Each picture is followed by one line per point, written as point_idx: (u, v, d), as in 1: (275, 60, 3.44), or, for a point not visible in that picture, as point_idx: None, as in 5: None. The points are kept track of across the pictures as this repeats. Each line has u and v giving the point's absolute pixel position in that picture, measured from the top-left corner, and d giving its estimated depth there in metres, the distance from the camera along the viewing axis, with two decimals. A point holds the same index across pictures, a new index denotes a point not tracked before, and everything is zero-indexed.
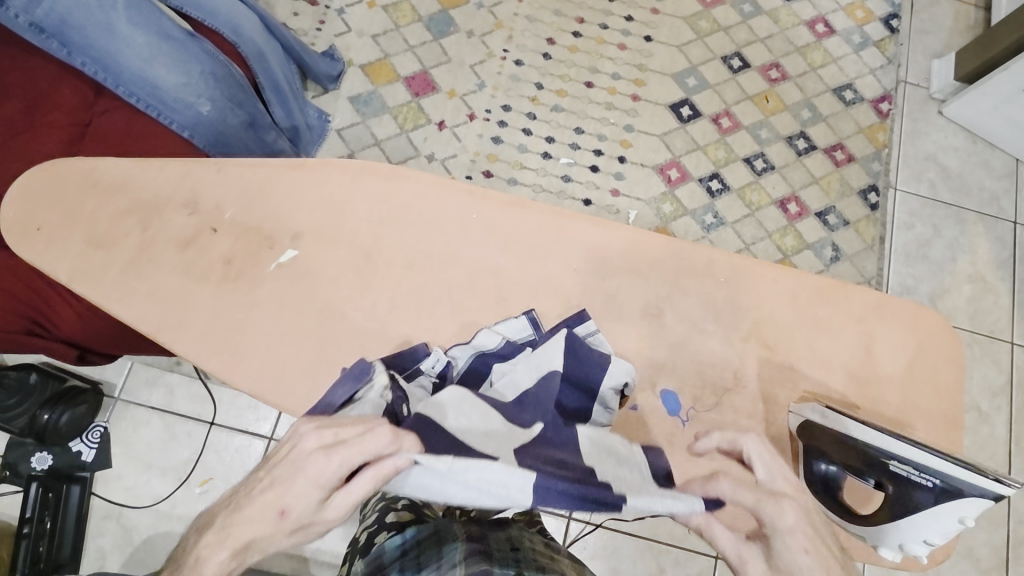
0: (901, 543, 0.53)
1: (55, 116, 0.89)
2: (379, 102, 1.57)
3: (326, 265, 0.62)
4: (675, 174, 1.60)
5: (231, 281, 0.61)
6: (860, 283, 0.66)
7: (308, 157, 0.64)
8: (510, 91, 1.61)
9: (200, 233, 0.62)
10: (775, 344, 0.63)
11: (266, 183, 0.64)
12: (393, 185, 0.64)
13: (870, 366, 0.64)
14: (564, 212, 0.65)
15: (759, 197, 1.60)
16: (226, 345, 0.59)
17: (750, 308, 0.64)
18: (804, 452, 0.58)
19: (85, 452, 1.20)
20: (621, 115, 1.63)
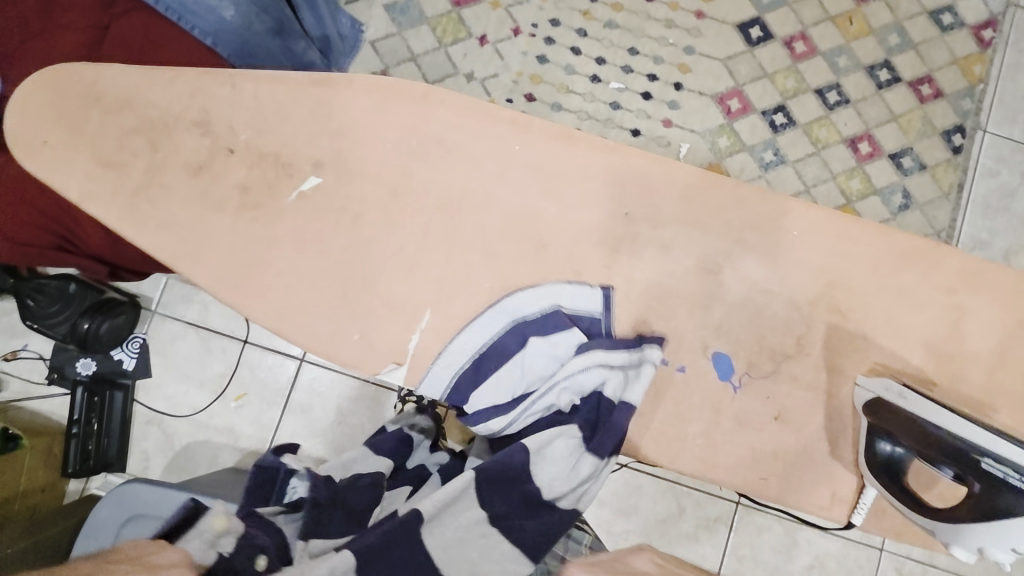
0: (980, 546, 0.46)
1: (72, 16, 0.78)
2: (416, 11, 1.44)
3: (351, 199, 0.55)
4: (735, 105, 1.45)
5: (249, 210, 0.55)
6: (958, 248, 0.57)
7: (334, 72, 0.56)
8: (560, 2, 1.46)
9: (214, 157, 0.55)
10: (848, 310, 0.56)
11: (286, 103, 0.56)
12: (428, 110, 0.56)
13: (954, 340, 0.56)
14: (622, 148, 0.56)
15: (827, 134, 1.45)
16: (246, 281, 0.55)
17: (825, 268, 0.56)
18: (868, 430, 0.53)
19: (126, 361, 1.24)
20: (682, 35, 1.46)
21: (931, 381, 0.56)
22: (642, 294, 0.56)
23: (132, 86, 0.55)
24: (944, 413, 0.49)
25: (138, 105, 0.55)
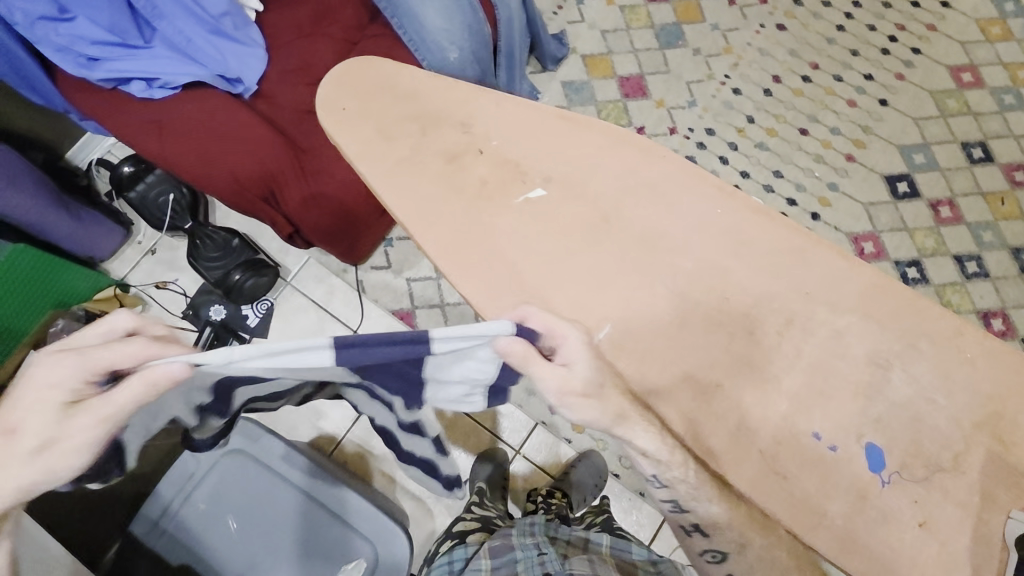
0: None
1: (333, 30, 1.13)
2: (589, 93, 1.61)
3: (566, 213, 0.65)
4: (868, 248, 1.48)
5: (482, 200, 0.65)
6: None
7: (578, 113, 0.69)
8: (720, 116, 1.59)
9: (467, 152, 0.67)
10: (1012, 443, 0.56)
11: (535, 127, 0.68)
12: (646, 160, 0.67)
13: None
14: (811, 235, 0.63)
15: (960, 300, 1.44)
16: (460, 255, 0.64)
17: (993, 395, 0.58)
18: (1019, 561, 0.52)
19: (251, 318, 1.29)
20: (828, 171, 1.54)
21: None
22: (808, 366, 0.59)
23: (426, 85, 0.70)
24: None
25: (426, 100, 0.70)
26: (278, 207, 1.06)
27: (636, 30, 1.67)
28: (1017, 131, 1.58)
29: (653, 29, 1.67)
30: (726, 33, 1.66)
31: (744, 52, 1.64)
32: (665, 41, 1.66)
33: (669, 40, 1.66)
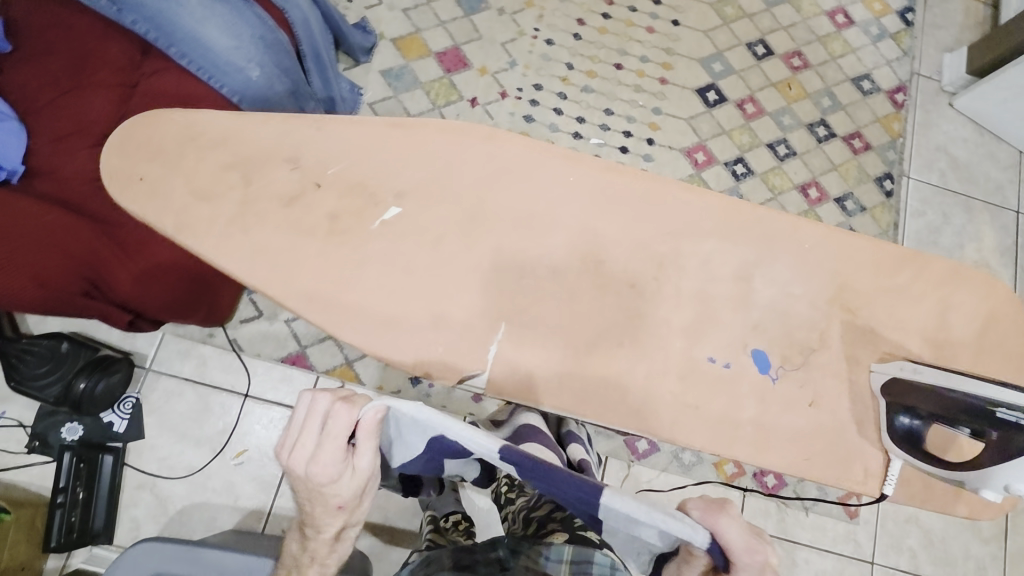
0: (1004, 484, 0.54)
1: (102, 75, 0.94)
2: (410, 77, 1.56)
3: (428, 224, 0.62)
4: (701, 158, 1.63)
5: (338, 236, 0.61)
6: (937, 253, 0.69)
7: (408, 116, 0.65)
8: (541, 70, 1.62)
9: (305, 190, 0.61)
10: (857, 308, 0.66)
11: (363, 143, 0.63)
12: (493, 147, 0.65)
13: (944, 330, 0.67)
14: (658, 178, 0.67)
15: (782, 181, 1.65)
16: (332, 303, 0.59)
17: (835, 273, 0.67)
18: (887, 408, 0.61)
19: (116, 422, 1.22)
20: (649, 98, 1.65)
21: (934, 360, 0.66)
22: (689, 300, 0.64)
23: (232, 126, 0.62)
24: (939, 372, 0.58)
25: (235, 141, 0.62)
26: (107, 298, 0.91)
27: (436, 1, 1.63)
28: (785, 23, 1.79)
29: None
30: None
31: (544, 2, 1.68)
32: (468, 7, 1.64)
33: (472, 5, 1.64)
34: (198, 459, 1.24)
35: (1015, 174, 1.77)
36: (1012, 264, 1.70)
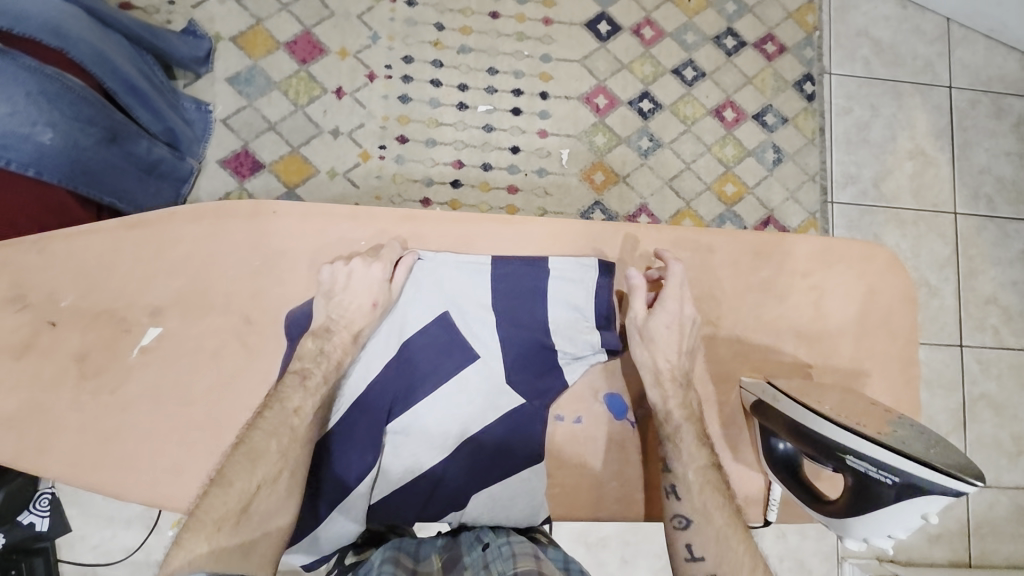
0: (866, 535, 0.65)
1: None
2: (263, 79, 1.38)
3: (186, 332, 0.70)
4: (603, 102, 1.49)
5: (89, 377, 0.69)
6: (801, 236, 0.75)
7: (139, 215, 0.71)
8: (408, 38, 1.44)
9: (39, 331, 0.69)
10: (718, 319, 0.74)
11: (102, 260, 0.70)
12: (253, 227, 0.71)
13: (820, 321, 0.74)
14: (467, 219, 0.72)
15: (694, 109, 1.52)
16: (97, 438, 0.68)
17: (691, 284, 0.73)
18: (763, 433, 0.71)
19: (38, 522, 1.18)
20: (535, 45, 1.48)
21: (760, 337, 0.74)
22: None
23: (32, 267, 0.69)
24: (807, 414, 0.64)
25: (42, 284, 0.70)
26: None
27: None
28: None
29: None
30: None
31: None
32: None
33: None
34: (133, 538, 1.21)
35: (944, 45, 1.63)
36: (948, 146, 1.60)
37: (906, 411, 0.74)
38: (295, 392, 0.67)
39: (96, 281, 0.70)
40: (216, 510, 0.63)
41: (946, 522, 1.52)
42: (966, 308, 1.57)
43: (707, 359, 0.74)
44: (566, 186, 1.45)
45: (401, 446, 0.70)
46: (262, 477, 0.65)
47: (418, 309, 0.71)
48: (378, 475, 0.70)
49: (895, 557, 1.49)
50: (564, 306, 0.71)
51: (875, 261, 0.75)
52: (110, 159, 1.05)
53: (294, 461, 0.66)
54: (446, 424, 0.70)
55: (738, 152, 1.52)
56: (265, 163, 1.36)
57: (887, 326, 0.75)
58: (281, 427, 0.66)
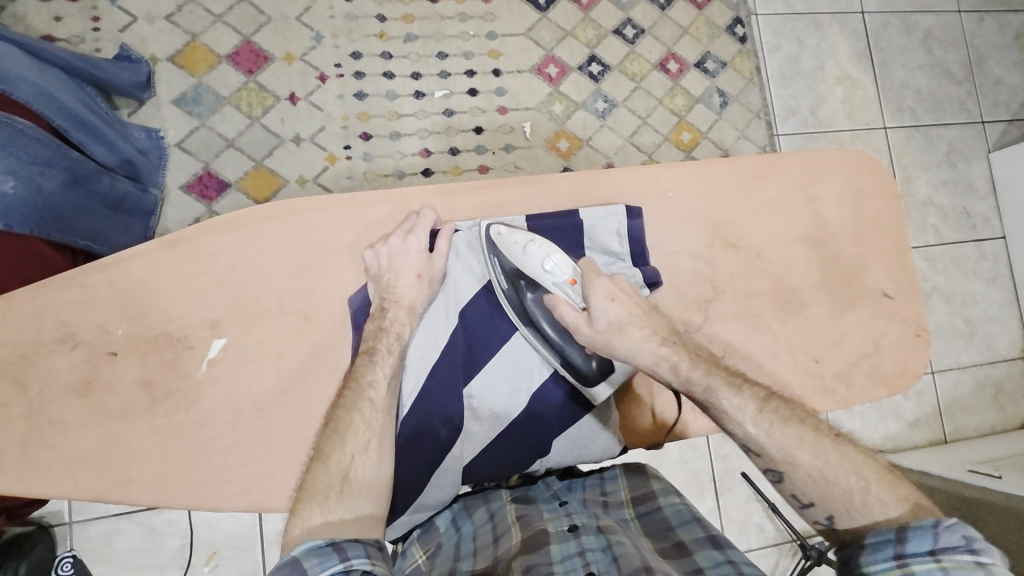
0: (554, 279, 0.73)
1: None
2: (210, 96, 1.34)
3: (248, 341, 0.73)
4: (554, 71, 1.53)
5: (161, 401, 0.72)
6: (791, 152, 0.82)
7: (177, 233, 0.73)
8: (353, 34, 1.42)
9: (101, 360, 0.72)
10: (737, 240, 0.79)
11: (151, 281, 0.73)
12: (294, 226, 0.74)
13: (822, 227, 0.82)
14: (495, 184, 0.77)
15: (640, 66, 1.58)
16: (179, 454, 0.71)
17: (707, 213, 0.79)
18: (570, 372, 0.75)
19: None
20: (480, 24, 1.49)
21: (774, 250, 0.80)
22: None
23: (73, 303, 0.72)
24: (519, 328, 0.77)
25: (88, 318, 0.72)
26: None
27: None
28: None
29: None
30: None
31: None
32: None
33: None
34: None
35: None
36: (870, 67, 1.73)
37: (909, 293, 0.82)
38: (366, 365, 0.70)
39: (147, 305, 0.73)
40: (320, 483, 0.62)
41: (921, 407, 1.68)
42: (909, 213, 1.72)
43: (735, 278, 0.79)
44: (534, 157, 1.49)
45: (479, 406, 0.75)
46: (356, 448, 0.65)
47: (463, 279, 0.78)
48: (466, 439, 0.75)
49: (884, 447, 1.65)
50: (601, 250, 0.77)
51: (860, 164, 0.82)
52: (74, 202, 1.00)
53: (381, 431, 0.68)
54: (512, 376, 0.76)
55: (688, 101, 1.59)
56: (231, 182, 1.33)
57: (879, 222, 0.83)
58: (367, 400, 0.68)
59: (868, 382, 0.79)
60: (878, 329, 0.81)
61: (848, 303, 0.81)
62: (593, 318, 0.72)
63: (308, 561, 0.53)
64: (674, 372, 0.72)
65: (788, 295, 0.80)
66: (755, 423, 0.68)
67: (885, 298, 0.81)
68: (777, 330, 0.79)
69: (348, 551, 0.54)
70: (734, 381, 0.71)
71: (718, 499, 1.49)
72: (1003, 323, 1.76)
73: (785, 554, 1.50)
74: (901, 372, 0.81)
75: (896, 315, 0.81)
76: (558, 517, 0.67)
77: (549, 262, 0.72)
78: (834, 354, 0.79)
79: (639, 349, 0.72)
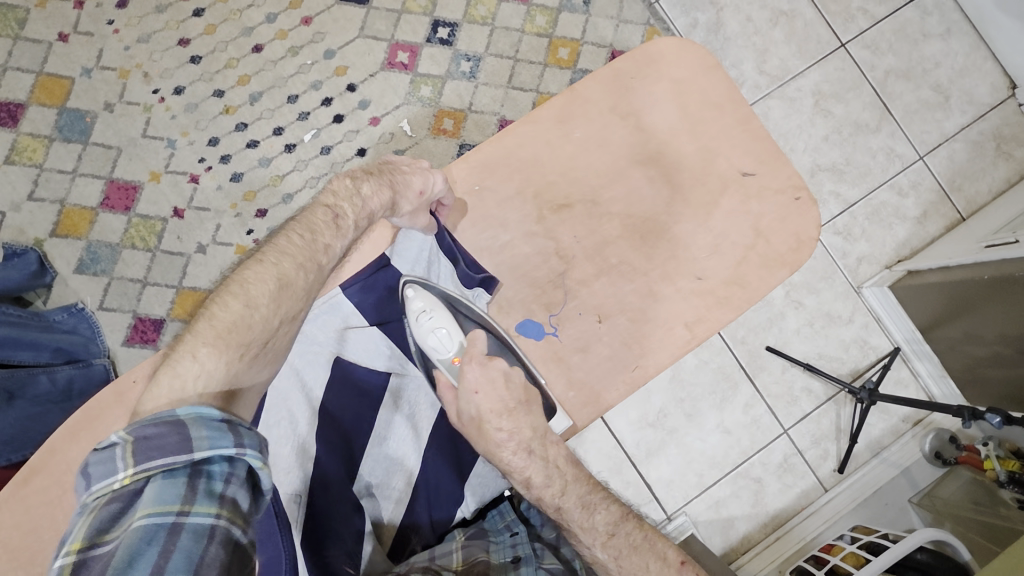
0: (439, 356, 0.74)
1: None
2: (105, 249, 1.34)
3: None
4: (406, 57, 1.44)
5: None
6: (588, 78, 0.82)
7: (28, 468, 0.73)
8: (200, 122, 1.38)
9: None
10: (570, 198, 0.81)
11: (30, 520, 0.73)
12: (131, 406, 0.75)
13: (653, 136, 0.81)
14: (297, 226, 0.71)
15: (487, 6, 1.46)
16: None
17: (528, 188, 0.81)
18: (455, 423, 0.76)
19: None
20: (311, 49, 1.42)
21: (610, 188, 0.81)
22: None
23: None
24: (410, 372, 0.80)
25: None
26: None
27: (45, 158, 1.35)
28: None
29: (54, 139, 1.36)
30: (102, 63, 1.38)
31: (136, 57, 1.39)
32: (78, 134, 1.36)
33: (79, 128, 1.37)
34: None
35: None
36: None
37: (769, 162, 0.82)
38: (284, 263, 0.68)
39: (34, 545, 0.72)
40: (210, 339, 0.62)
41: (923, 198, 1.54)
42: (829, 10, 1.56)
43: (584, 237, 0.81)
44: (425, 152, 1.41)
45: (385, 464, 0.76)
46: (197, 371, 0.61)
47: (310, 373, 0.73)
48: (374, 531, 0.74)
49: (900, 255, 1.52)
50: (418, 316, 0.74)
51: (654, 57, 0.82)
52: (21, 418, 1.04)
53: (242, 356, 0.63)
54: (406, 428, 0.78)
55: (550, 16, 1.47)
56: (163, 317, 1.34)
57: (710, 102, 0.82)
58: (235, 332, 0.63)
59: (763, 271, 0.80)
60: (754, 213, 0.81)
61: (710, 204, 0.81)
62: (460, 412, 0.72)
63: (196, 430, 0.55)
64: (526, 485, 0.70)
65: (643, 226, 0.81)
66: (602, 549, 0.70)
67: (745, 177, 0.81)
68: (650, 266, 0.80)
69: (244, 437, 0.56)
70: (588, 501, 0.72)
71: (753, 383, 1.45)
72: (978, 72, 1.59)
73: (843, 404, 1.45)
74: (796, 245, 0.81)
75: (764, 189, 0.81)
76: (503, 549, 0.73)
77: (434, 337, 0.73)
78: (716, 263, 0.80)
79: (496, 453, 0.70)
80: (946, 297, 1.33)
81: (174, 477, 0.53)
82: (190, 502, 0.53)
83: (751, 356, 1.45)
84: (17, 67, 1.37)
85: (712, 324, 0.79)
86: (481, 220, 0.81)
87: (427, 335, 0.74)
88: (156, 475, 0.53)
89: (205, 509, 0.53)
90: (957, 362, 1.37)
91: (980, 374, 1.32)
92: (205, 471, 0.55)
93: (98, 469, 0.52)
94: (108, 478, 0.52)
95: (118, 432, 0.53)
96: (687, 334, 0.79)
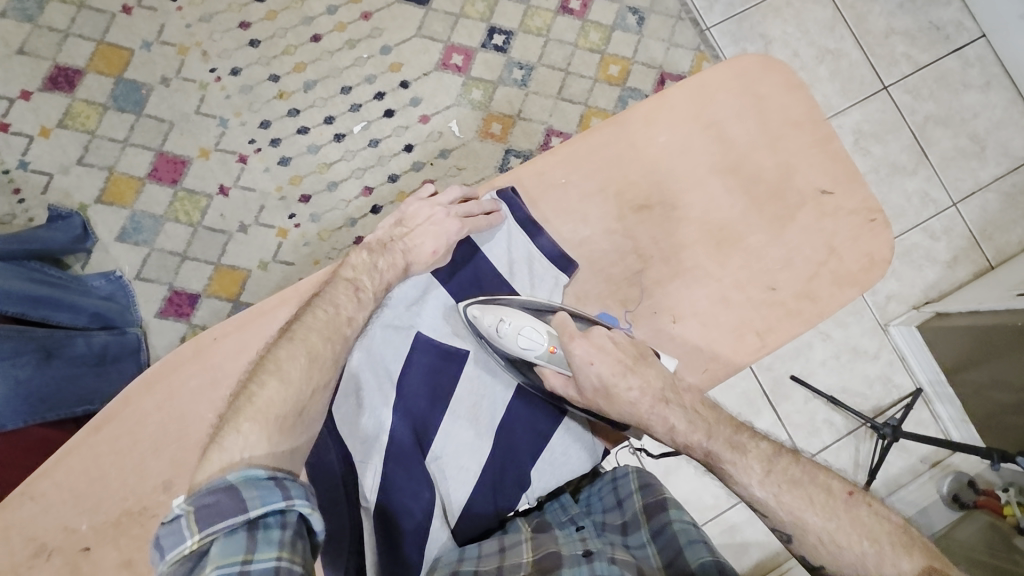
0: (533, 353, 0.76)
1: None
2: (148, 220, 1.36)
3: None
4: (460, 59, 1.46)
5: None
6: (672, 86, 0.84)
7: (94, 417, 0.74)
8: (253, 104, 1.41)
9: (77, 558, 0.73)
10: (650, 201, 0.82)
11: (92, 470, 0.74)
12: (202, 365, 0.75)
13: (730, 149, 0.83)
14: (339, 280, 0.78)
15: (543, 18, 1.49)
16: None
17: (611, 188, 0.82)
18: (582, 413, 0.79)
19: None
20: (369, 43, 1.44)
21: (690, 194, 0.83)
22: None
23: (35, 517, 0.73)
24: (487, 352, 0.81)
25: (53, 525, 0.73)
26: None
27: (98, 126, 1.37)
28: None
29: (109, 109, 1.38)
30: (163, 38, 1.41)
31: (197, 35, 1.41)
32: (133, 105, 1.39)
33: (133, 100, 1.39)
34: None
35: None
36: None
37: (846, 182, 0.84)
38: (321, 341, 0.72)
39: (99, 493, 0.74)
40: (253, 411, 0.65)
41: (955, 243, 1.56)
42: (873, 53, 1.59)
43: (660, 239, 0.82)
44: (472, 153, 1.44)
45: (456, 448, 0.77)
46: (243, 444, 0.63)
47: (387, 351, 0.78)
48: (444, 507, 0.75)
49: (930, 297, 1.53)
50: (496, 330, 0.76)
51: (738, 73, 0.84)
52: (58, 377, 1.02)
53: (282, 428, 0.65)
54: (477, 417, 0.79)
55: (603, 33, 1.51)
56: (199, 292, 1.35)
57: (785, 121, 0.84)
58: (273, 407, 0.66)
59: (833, 287, 0.82)
60: (827, 231, 0.83)
61: (784, 218, 0.83)
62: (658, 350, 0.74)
63: (248, 492, 0.58)
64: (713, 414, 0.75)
65: (720, 233, 0.82)
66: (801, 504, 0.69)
67: (822, 195, 0.83)
68: (722, 272, 0.82)
69: (291, 490, 0.59)
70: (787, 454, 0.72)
71: (776, 410, 1.45)
72: (1014, 125, 1.61)
73: (863, 439, 1.46)
74: (867, 264, 0.83)
75: (839, 209, 0.83)
76: (573, 542, 0.73)
77: (522, 337, 0.75)
78: (788, 275, 0.82)
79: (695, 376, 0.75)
80: (977, 342, 1.33)
81: (234, 533, 0.56)
82: (253, 550, 0.55)
83: (776, 384, 1.46)
84: (79, 34, 1.39)
85: (780, 334, 0.81)
86: (562, 214, 0.82)
87: (513, 339, 0.76)
88: (219, 540, 0.56)
89: (266, 554, 0.55)
90: (980, 406, 1.38)
91: (1002, 420, 1.32)
92: (262, 526, 0.57)
93: (168, 538, 0.55)
94: (178, 546, 0.55)
95: (180, 505, 0.57)
96: (758, 342, 0.81)
